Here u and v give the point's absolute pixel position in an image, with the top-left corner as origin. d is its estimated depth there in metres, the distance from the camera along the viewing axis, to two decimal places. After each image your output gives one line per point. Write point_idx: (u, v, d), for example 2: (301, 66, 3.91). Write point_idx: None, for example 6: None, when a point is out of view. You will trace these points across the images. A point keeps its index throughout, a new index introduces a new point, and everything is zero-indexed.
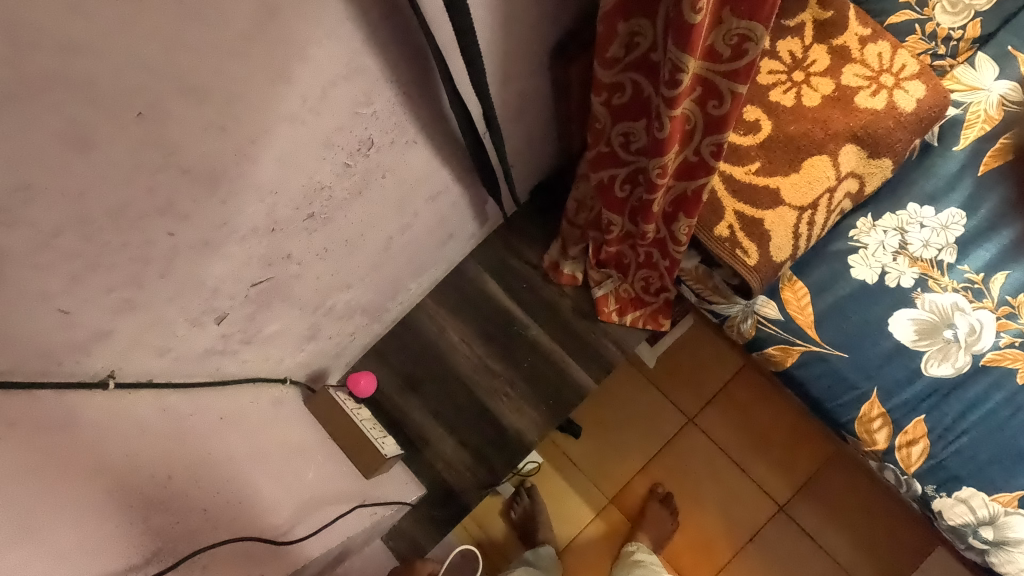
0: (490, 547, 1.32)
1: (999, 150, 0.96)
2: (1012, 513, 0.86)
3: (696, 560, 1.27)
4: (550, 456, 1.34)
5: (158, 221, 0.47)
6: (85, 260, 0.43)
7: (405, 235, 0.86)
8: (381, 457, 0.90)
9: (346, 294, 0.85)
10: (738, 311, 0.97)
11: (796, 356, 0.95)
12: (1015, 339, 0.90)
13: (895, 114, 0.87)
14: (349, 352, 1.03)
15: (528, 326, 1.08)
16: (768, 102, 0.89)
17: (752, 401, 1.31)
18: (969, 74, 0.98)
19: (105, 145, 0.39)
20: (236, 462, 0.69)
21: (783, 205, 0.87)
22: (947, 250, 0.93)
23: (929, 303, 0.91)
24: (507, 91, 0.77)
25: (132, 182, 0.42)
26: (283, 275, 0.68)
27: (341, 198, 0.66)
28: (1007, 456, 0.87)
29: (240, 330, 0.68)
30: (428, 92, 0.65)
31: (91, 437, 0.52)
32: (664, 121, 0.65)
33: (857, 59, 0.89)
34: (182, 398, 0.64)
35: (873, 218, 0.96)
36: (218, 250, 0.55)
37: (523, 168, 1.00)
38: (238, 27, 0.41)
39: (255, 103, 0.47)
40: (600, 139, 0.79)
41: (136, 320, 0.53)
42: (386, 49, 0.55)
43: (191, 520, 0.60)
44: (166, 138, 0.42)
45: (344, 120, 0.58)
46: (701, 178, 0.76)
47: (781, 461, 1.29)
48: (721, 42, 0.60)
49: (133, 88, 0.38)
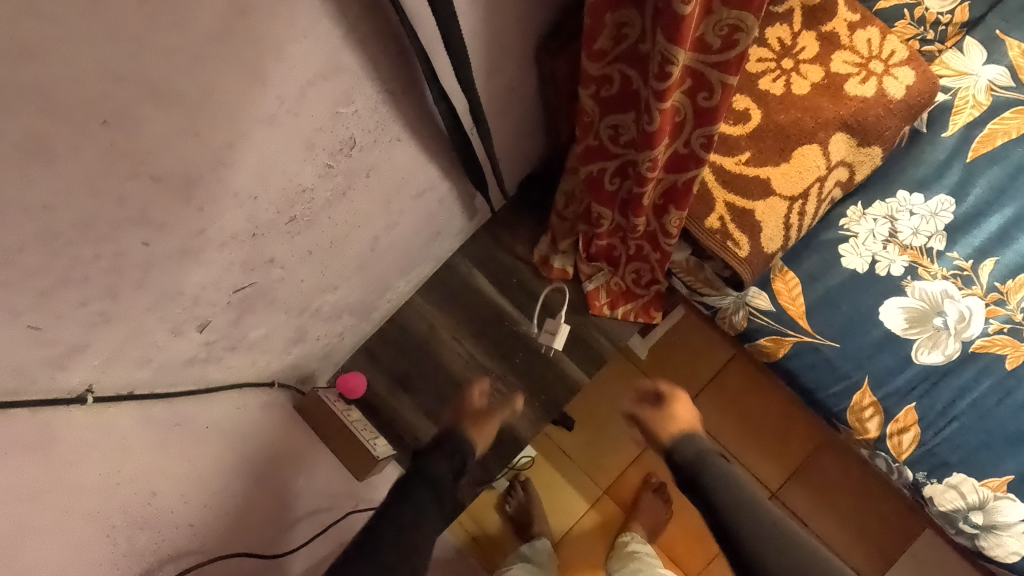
0: (485, 541, 1.31)
1: (987, 135, 0.95)
2: (1001, 497, 0.87)
3: (690, 547, 1.29)
4: (543, 450, 1.33)
5: (132, 231, 0.45)
6: (55, 275, 0.41)
7: (391, 233, 0.85)
8: (372, 458, 0.87)
9: (332, 295, 0.83)
10: (731, 302, 0.97)
11: (788, 347, 0.95)
12: (1003, 325, 0.90)
13: (884, 102, 0.86)
14: (337, 352, 1.02)
15: (519, 322, 1.07)
16: (757, 91, 0.87)
17: (743, 389, 1.32)
18: (958, 59, 0.97)
19: (68, 155, 0.37)
20: (223, 472, 0.68)
21: (773, 195, 0.86)
22: (936, 238, 0.93)
23: (920, 291, 0.92)
24: (493, 84, 0.75)
25: (99, 193, 0.40)
26: (266, 280, 0.66)
27: (324, 200, 0.64)
28: (995, 441, 0.88)
29: (224, 337, 0.66)
30: (411, 88, 0.63)
31: (69, 455, 0.50)
32: (654, 114, 0.64)
33: (847, 45, 0.88)
34: (166, 409, 0.62)
35: (863, 207, 0.95)
36: (196, 257, 0.53)
37: (510, 162, 0.98)
38: (208, 27, 0.39)
39: (229, 106, 0.45)
40: (588, 132, 0.78)
41: (112, 333, 0.51)
42: (366, 46, 0.53)
43: (176, 539, 0.61)
44: (135, 145, 0.40)
45: (324, 121, 0.56)
46: (690, 171, 0.75)
47: (772, 449, 1.30)
48: (711, 33, 0.58)
49: (96, 96, 0.36)
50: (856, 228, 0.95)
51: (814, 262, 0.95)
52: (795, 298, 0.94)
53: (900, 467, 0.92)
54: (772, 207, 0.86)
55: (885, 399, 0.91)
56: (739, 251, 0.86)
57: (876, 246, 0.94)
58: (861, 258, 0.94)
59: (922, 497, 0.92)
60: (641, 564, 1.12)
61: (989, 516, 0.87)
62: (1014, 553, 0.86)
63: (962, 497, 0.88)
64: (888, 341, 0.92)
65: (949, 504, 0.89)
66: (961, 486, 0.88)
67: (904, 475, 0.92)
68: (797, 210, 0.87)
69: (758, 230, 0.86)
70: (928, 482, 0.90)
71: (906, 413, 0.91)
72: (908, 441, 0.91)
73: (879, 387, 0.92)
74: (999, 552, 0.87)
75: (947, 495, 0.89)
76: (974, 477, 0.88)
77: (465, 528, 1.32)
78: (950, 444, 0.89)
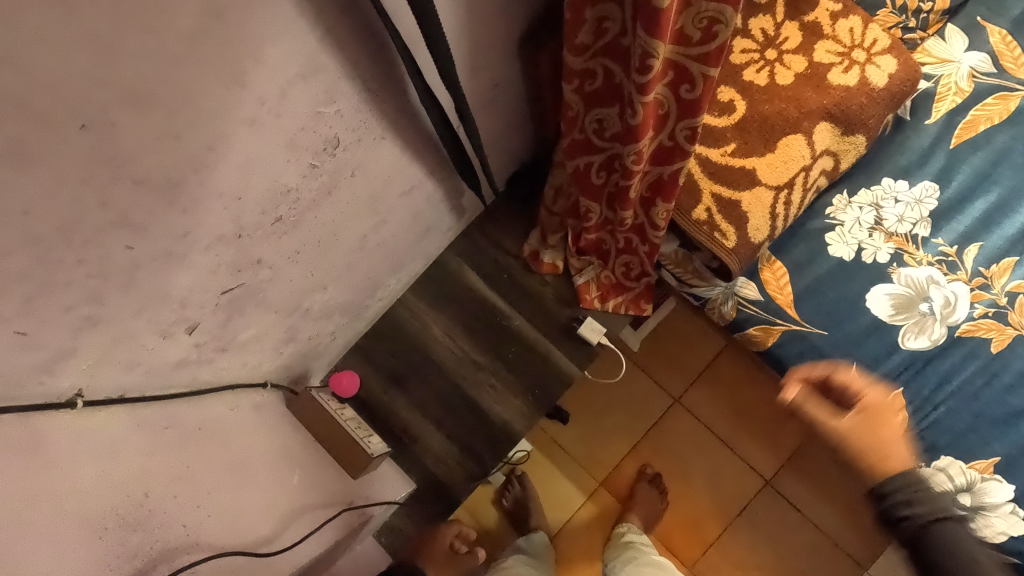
0: (483, 535, 1.32)
1: (970, 122, 0.96)
2: (988, 479, 0.88)
3: (687, 537, 1.29)
4: (539, 444, 1.34)
5: (115, 235, 0.45)
6: (40, 280, 0.41)
7: (380, 232, 0.85)
8: (365, 457, 0.88)
9: (322, 295, 0.83)
10: (720, 293, 0.97)
11: (777, 335, 0.96)
12: (988, 309, 0.91)
13: (867, 90, 0.86)
14: (330, 351, 1.02)
15: (511, 317, 1.07)
16: (741, 82, 0.88)
17: (737, 379, 1.32)
18: (940, 47, 0.98)
19: (48, 160, 0.37)
20: (218, 473, 0.68)
21: (759, 185, 0.86)
22: (921, 224, 0.94)
23: (905, 277, 0.92)
24: (477, 81, 0.75)
25: (80, 197, 0.40)
26: (254, 281, 0.66)
27: (310, 199, 0.65)
28: (982, 424, 0.90)
29: (214, 338, 0.67)
30: (394, 86, 0.63)
31: (60, 459, 0.50)
32: (637, 107, 0.64)
33: (829, 35, 0.88)
34: (157, 411, 0.63)
35: (849, 195, 0.96)
36: (182, 260, 0.54)
37: (498, 157, 0.98)
38: (183, 28, 0.39)
39: (209, 107, 0.45)
40: (573, 126, 0.78)
41: (100, 336, 0.51)
42: (346, 46, 0.54)
43: (171, 538, 0.60)
44: (115, 149, 0.40)
45: (307, 121, 0.56)
46: (676, 163, 0.75)
47: (766, 437, 1.31)
48: (691, 25, 0.59)
49: (73, 101, 0.36)
50: (843, 216, 0.95)
51: (802, 251, 0.95)
52: (783, 287, 0.95)
53: None
54: (758, 197, 0.86)
55: None
56: (726, 242, 0.87)
57: (863, 233, 0.95)
58: (847, 246, 0.95)
59: None
60: (636, 553, 1.15)
61: (977, 497, 0.88)
62: (1002, 534, 0.87)
63: (950, 480, 0.90)
64: (875, 328, 0.93)
65: (937, 487, 0.90)
66: (948, 469, 0.90)
67: None
68: (783, 200, 0.88)
69: (745, 220, 0.87)
70: (916, 466, 0.92)
71: None
72: None
73: (867, 373, 0.93)
74: (987, 532, 0.89)
75: (935, 478, 0.91)
76: (961, 460, 0.89)
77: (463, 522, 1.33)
78: (937, 427, 0.90)
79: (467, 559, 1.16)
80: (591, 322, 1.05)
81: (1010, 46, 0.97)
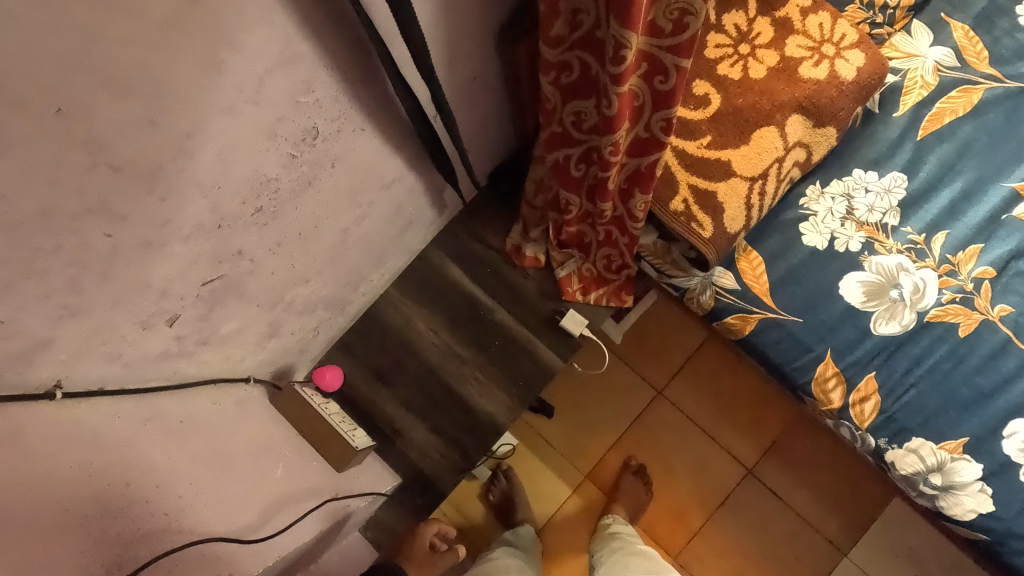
0: (469, 530, 1.33)
1: (936, 114, 0.99)
2: (958, 459, 0.91)
3: (672, 527, 1.31)
4: (524, 437, 1.35)
5: (93, 222, 0.45)
6: (17, 267, 0.41)
7: (362, 225, 0.86)
8: (351, 450, 0.90)
9: (305, 288, 0.84)
10: (698, 283, 1.00)
11: (754, 323, 0.99)
12: (955, 295, 0.94)
13: (836, 83, 0.88)
14: (314, 346, 1.02)
15: (494, 310, 1.08)
16: (716, 76, 0.89)
17: (717, 369, 1.35)
18: (907, 42, 1.01)
19: (25, 143, 0.37)
20: (198, 466, 0.68)
21: (734, 176, 0.88)
22: (890, 214, 0.97)
23: (876, 265, 0.95)
24: (456, 74, 0.77)
25: (58, 183, 0.41)
26: (235, 273, 0.66)
27: (289, 190, 0.65)
28: (951, 406, 0.92)
29: (196, 331, 0.67)
30: (371, 78, 0.64)
31: (41, 447, 0.50)
32: (612, 98, 0.65)
33: (800, 30, 0.90)
34: (138, 403, 0.63)
35: (821, 185, 0.98)
36: (162, 250, 0.54)
37: (478, 152, 0.99)
38: (159, 14, 0.40)
39: (185, 94, 0.46)
40: (552, 119, 0.79)
41: (79, 326, 0.51)
42: (321, 36, 0.54)
43: (152, 524, 0.59)
44: (93, 135, 0.41)
45: (286, 110, 0.57)
46: (653, 154, 0.76)
47: (748, 427, 1.33)
48: (663, 17, 0.60)
49: (51, 87, 0.36)
50: (816, 207, 0.98)
51: (776, 241, 0.98)
52: (759, 276, 0.98)
53: (863, 435, 0.96)
54: (733, 188, 0.88)
55: (847, 369, 0.95)
56: (703, 232, 0.88)
57: (835, 223, 0.97)
58: (821, 236, 0.97)
59: (885, 462, 0.97)
60: (620, 543, 1.16)
61: (947, 477, 0.92)
62: (971, 511, 0.92)
63: (922, 461, 0.93)
64: (849, 315, 0.95)
65: (909, 468, 0.94)
66: (920, 450, 0.93)
67: (866, 442, 0.96)
68: (758, 190, 0.90)
69: (721, 211, 0.89)
70: (889, 448, 0.95)
71: (867, 382, 0.95)
72: (869, 410, 0.95)
73: (842, 358, 0.95)
74: (957, 510, 0.92)
75: (907, 459, 0.94)
76: (932, 441, 0.92)
77: (449, 516, 1.34)
78: (909, 410, 0.93)
79: (446, 557, 1.11)
80: (575, 313, 1.06)
81: (973, 41, 1.00)
